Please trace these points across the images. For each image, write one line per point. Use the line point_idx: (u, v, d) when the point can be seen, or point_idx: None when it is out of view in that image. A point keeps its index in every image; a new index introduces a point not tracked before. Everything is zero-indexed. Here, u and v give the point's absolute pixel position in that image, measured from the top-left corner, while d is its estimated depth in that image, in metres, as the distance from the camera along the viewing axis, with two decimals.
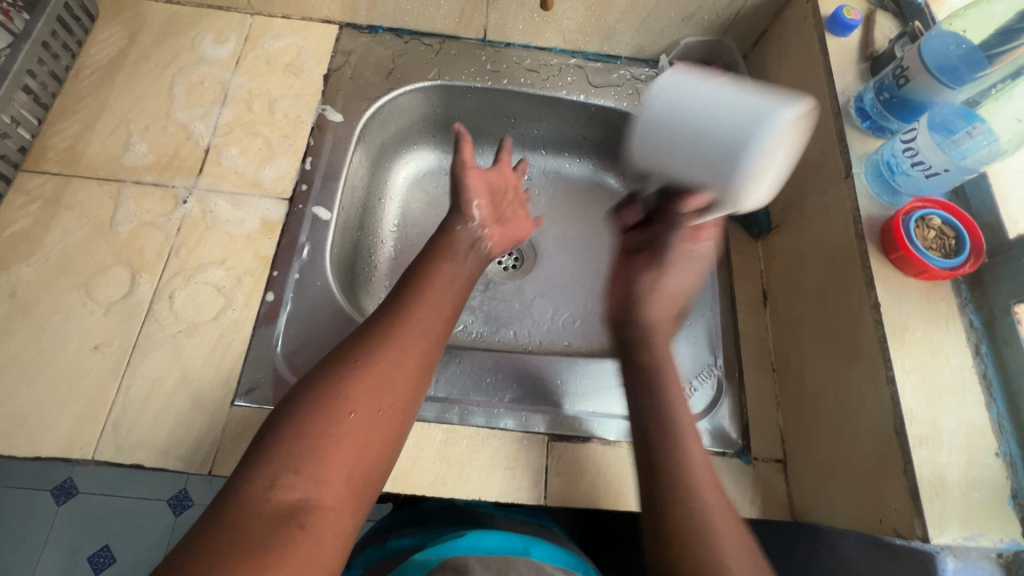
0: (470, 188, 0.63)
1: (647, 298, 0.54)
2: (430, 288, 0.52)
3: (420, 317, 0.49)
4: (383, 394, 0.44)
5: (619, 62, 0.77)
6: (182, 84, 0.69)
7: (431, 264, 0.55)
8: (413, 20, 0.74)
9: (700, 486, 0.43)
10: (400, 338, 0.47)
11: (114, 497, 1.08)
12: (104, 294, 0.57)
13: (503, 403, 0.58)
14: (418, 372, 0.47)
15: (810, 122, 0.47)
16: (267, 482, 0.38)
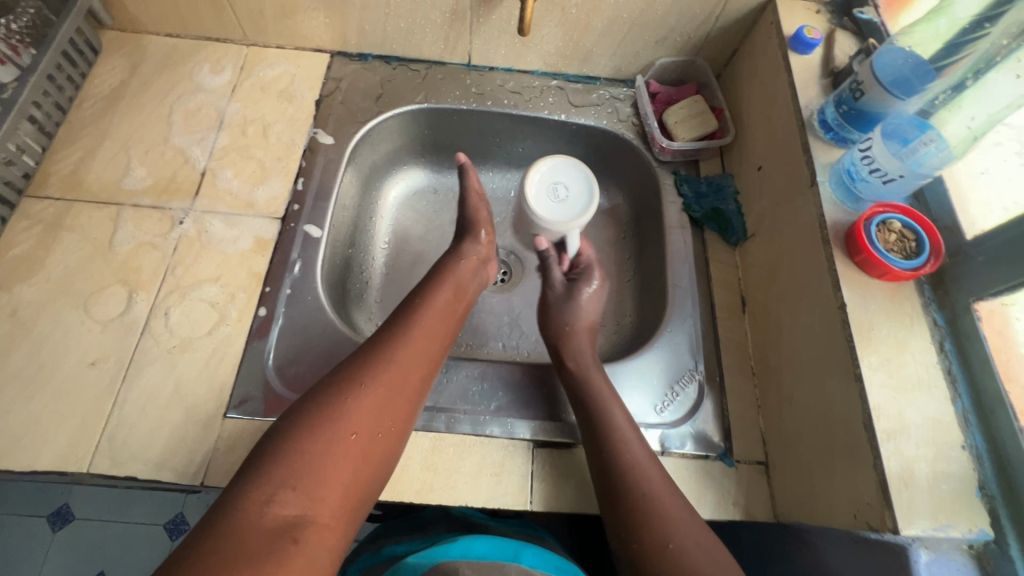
0: (476, 216, 0.71)
1: (558, 312, 0.68)
2: (427, 315, 0.57)
3: (419, 345, 0.54)
4: (382, 417, 0.48)
5: (598, 82, 0.81)
6: (180, 112, 0.72)
7: (431, 291, 0.60)
8: (399, 47, 0.77)
9: (644, 485, 0.51)
10: (400, 366, 0.51)
11: (110, 523, 1.08)
12: (102, 311, 0.59)
13: (489, 410, 0.60)
14: (414, 399, 0.52)
15: (584, 204, 0.69)
16: (264, 497, 0.41)
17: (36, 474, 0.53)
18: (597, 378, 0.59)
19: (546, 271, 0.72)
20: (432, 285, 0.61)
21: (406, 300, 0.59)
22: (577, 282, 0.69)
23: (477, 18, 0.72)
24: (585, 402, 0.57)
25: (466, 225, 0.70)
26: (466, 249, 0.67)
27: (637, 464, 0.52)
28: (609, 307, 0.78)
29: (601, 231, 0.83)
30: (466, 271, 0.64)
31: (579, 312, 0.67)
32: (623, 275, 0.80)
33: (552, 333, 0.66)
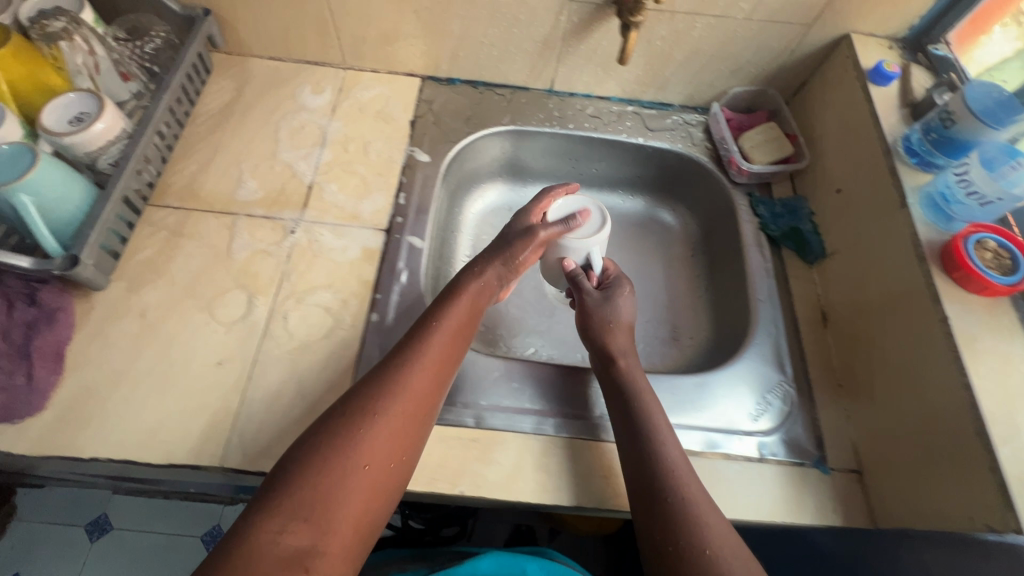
0: (521, 236, 0.65)
1: (601, 312, 0.65)
2: (445, 336, 0.56)
3: (432, 367, 0.54)
4: (392, 446, 0.49)
5: (671, 109, 0.85)
6: (286, 129, 0.77)
7: (446, 306, 0.58)
8: (487, 73, 0.82)
9: (682, 488, 0.51)
10: (412, 394, 0.51)
11: (147, 533, 1.08)
12: (225, 314, 0.63)
13: (593, 416, 0.62)
14: (425, 424, 0.52)
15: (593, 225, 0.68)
16: (276, 528, 0.42)
17: (167, 469, 0.55)
18: (639, 379, 0.60)
19: (578, 287, 0.68)
20: (449, 300, 0.59)
21: (421, 318, 0.57)
22: (612, 289, 0.68)
23: (566, 48, 0.77)
24: (631, 403, 0.58)
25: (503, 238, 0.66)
26: (489, 264, 0.63)
27: (673, 469, 0.53)
28: (682, 321, 0.81)
29: (669, 249, 0.87)
30: (481, 283, 0.61)
31: (619, 311, 0.66)
32: (695, 291, 0.83)
33: (594, 329, 0.65)
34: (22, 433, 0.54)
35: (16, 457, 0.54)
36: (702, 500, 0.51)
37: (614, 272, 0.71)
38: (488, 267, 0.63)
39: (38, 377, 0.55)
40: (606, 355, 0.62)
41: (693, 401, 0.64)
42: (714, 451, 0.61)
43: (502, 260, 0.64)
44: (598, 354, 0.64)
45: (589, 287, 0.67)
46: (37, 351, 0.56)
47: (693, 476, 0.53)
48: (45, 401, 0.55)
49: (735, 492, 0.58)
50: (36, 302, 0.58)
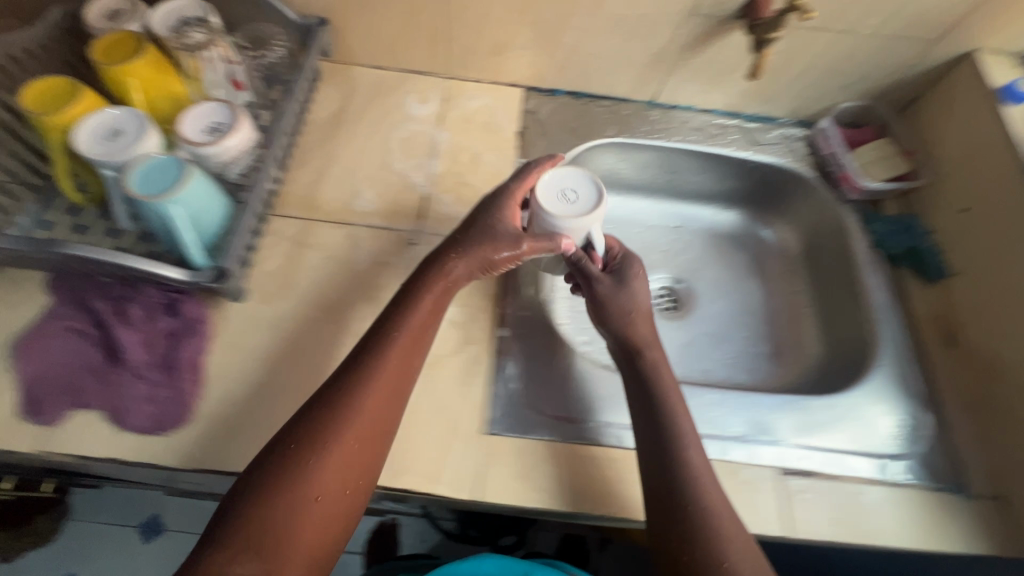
0: (502, 234, 0.60)
1: (616, 304, 0.63)
2: (405, 344, 0.54)
3: (387, 383, 0.51)
4: (347, 471, 0.47)
5: (774, 122, 0.85)
6: (396, 139, 0.76)
7: (408, 313, 0.55)
8: (593, 84, 0.82)
9: (699, 499, 0.50)
10: (370, 407, 0.50)
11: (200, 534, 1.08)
12: (356, 327, 0.62)
13: (729, 436, 0.62)
14: (384, 442, 0.50)
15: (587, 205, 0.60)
16: (227, 565, 0.42)
17: None
18: (665, 375, 0.59)
19: (585, 275, 0.65)
20: (410, 308, 0.55)
21: (377, 325, 0.55)
22: (623, 272, 0.65)
23: (680, 61, 0.76)
24: (658, 406, 0.56)
25: (479, 234, 0.60)
26: (460, 267, 0.59)
27: (690, 478, 0.52)
28: (783, 336, 0.82)
29: (764, 264, 0.88)
30: (445, 285, 0.58)
31: (636, 298, 0.64)
32: (796, 306, 0.83)
33: (613, 321, 0.63)
34: (171, 445, 0.54)
35: (166, 470, 0.53)
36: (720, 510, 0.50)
37: (619, 250, 0.67)
38: (457, 269, 0.59)
39: (183, 390, 0.56)
40: (630, 349, 0.61)
41: (825, 422, 0.64)
42: (852, 475, 0.60)
43: (480, 266, 0.60)
44: (619, 344, 0.62)
45: (597, 273, 0.64)
46: (181, 363, 0.57)
47: (712, 482, 0.52)
48: (190, 414, 0.56)
49: (880, 517, 0.58)
50: (178, 314, 0.59)
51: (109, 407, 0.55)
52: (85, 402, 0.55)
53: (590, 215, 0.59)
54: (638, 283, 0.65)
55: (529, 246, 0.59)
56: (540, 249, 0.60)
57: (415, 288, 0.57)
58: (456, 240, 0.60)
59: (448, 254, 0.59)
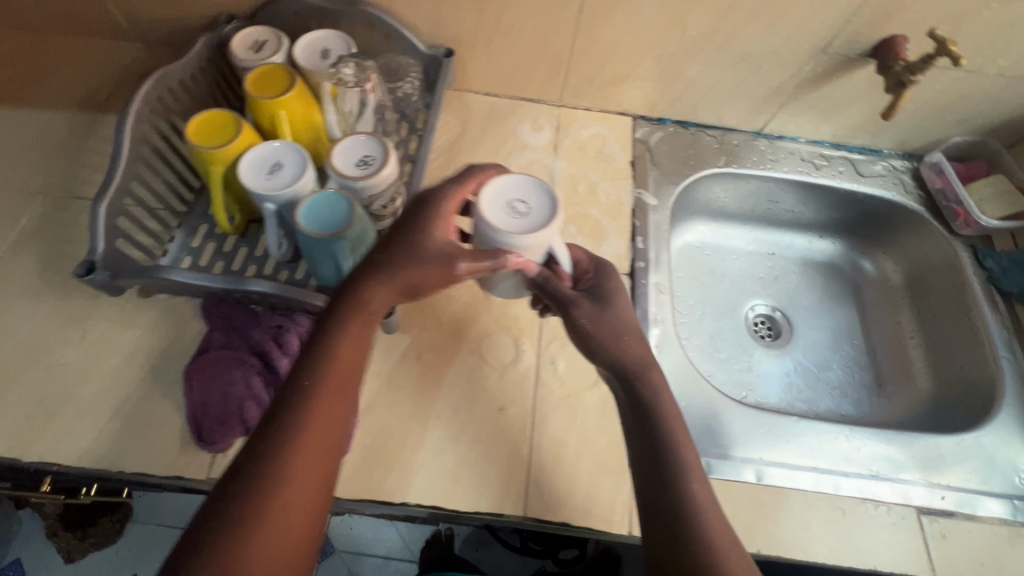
0: (430, 254, 0.50)
1: (604, 327, 0.54)
2: (331, 390, 0.46)
3: (317, 425, 0.44)
4: (283, 533, 0.40)
5: (879, 154, 0.85)
6: (515, 168, 0.78)
7: (326, 357, 0.47)
8: (702, 114, 0.83)
9: (704, 539, 0.44)
10: (302, 466, 0.42)
11: None
12: (497, 358, 0.64)
13: (866, 473, 0.62)
14: (325, 491, 0.43)
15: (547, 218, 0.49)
16: None
17: (469, 517, 0.57)
18: (669, 402, 0.51)
19: (554, 295, 0.54)
20: (329, 350, 0.47)
21: (293, 373, 0.47)
22: (600, 290, 0.57)
23: (797, 95, 0.77)
24: (656, 428, 0.50)
25: (404, 253, 0.51)
26: (380, 295, 0.50)
27: (695, 521, 0.45)
28: (888, 368, 0.83)
29: (862, 294, 0.89)
30: (366, 317, 0.50)
31: (623, 316, 0.55)
32: (900, 338, 0.84)
33: (599, 346, 0.54)
34: None
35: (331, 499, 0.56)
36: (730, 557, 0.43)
37: (586, 260, 0.59)
38: (376, 298, 0.50)
39: None
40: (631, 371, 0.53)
41: (958, 460, 0.64)
42: (991, 516, 0.61)
43: (403, 292, 0.51)
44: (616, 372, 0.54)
45: (570, 291, 0.54)
46: None
47: (725, 528, 0.45)
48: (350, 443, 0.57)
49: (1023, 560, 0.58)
50: None
51: None
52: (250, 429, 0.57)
53: (543, 230, 0.48)
54: (620, 299, 0.56)
55: (464, 265, 0.50)
56: (478, 270, 0.50)
57: (330, 326, 0.49)
58: (379, 262, 0.51)
59: (366, 282, 0.50)
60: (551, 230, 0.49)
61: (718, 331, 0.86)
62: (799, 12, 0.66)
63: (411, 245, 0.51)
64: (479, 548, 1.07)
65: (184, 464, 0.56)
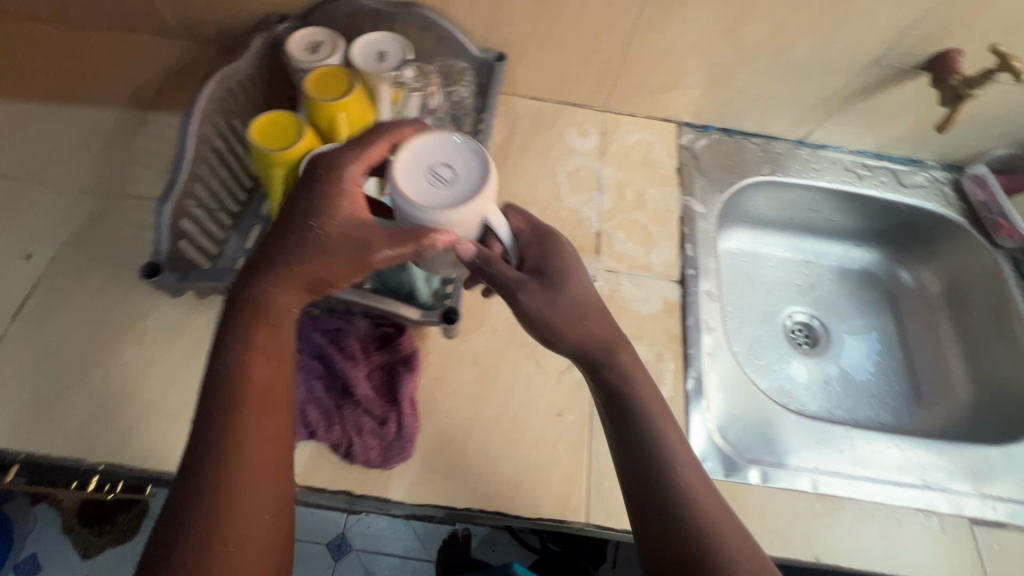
0: (340, 244, 0.46)
1: (557, 304, 0.49)
2: (253, 411, 0.43)
3: (258, 414, 0.43)
4: (258, 515, 0.41)
5: (920, 165, 0.86)
6: (563, 173, 0.78)
7: (236, 380, 0.43)
8: (748, 123, 0.83)
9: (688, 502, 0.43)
10: (243, 495, 0.40)
11: None
12: (552, 363, 0.64)
13: (919, 483, 0.63)
14: (284, 468, 0.44)
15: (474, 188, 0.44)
16: None
17: (530, 523, 0.57)
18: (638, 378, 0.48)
19: (494, 276, 0.48)
20: (239, 371, 0.43)
21: (205, 402, 0.43)
22: (549, 260, 0.51)
23: (845, 106, 0.78)
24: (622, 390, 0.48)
25: (308, 248, 0.45)
26: (283, 299, 0.46)
27: (684, 495, 0.43)
28: (927, 378, 0.83)
29: (898, 304, 0.90)
30: (275, 325, 0.46)
31: (576, 287, 0.50)
32: (939, 347, 0.85)
33: (552, 325, 0.49)
34: (398, 480, 0.56)
35: (395, 503, 0.56)
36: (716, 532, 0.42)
37: (530, 229, 0.53)
38: (281, 302, 0.46)
39: (406, 424, 0.57)
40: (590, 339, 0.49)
41: (1008, 471, 0.65)
42: None
43: (310, 287, 0.47)
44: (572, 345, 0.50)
45: (513, 271, 0.48)
46: (402, 397, 0.58)
47: (712, 500, 0.44)
48: (412, 447, 0.57)
49: None
50: (391, 348, 0.60)
51: (337, 440, 0.56)
52: (312, 432, 0.56)
53: (470, 202, 0.44)
54: (574, 269, 0.51)
55: (376, 251, 0.45)
56: (400, 254, 0.45)
57: (234, 345, 0.44)
58: (274, 261, 0.46)
59: (266, 288, 0.46)
60: (478, 201, 0.44)
61: (758, 338, 0.86)
62: (857, 26, 0.66)
63: (313, 237, 0.46)
64: (495, 548, 1.10)
65: None
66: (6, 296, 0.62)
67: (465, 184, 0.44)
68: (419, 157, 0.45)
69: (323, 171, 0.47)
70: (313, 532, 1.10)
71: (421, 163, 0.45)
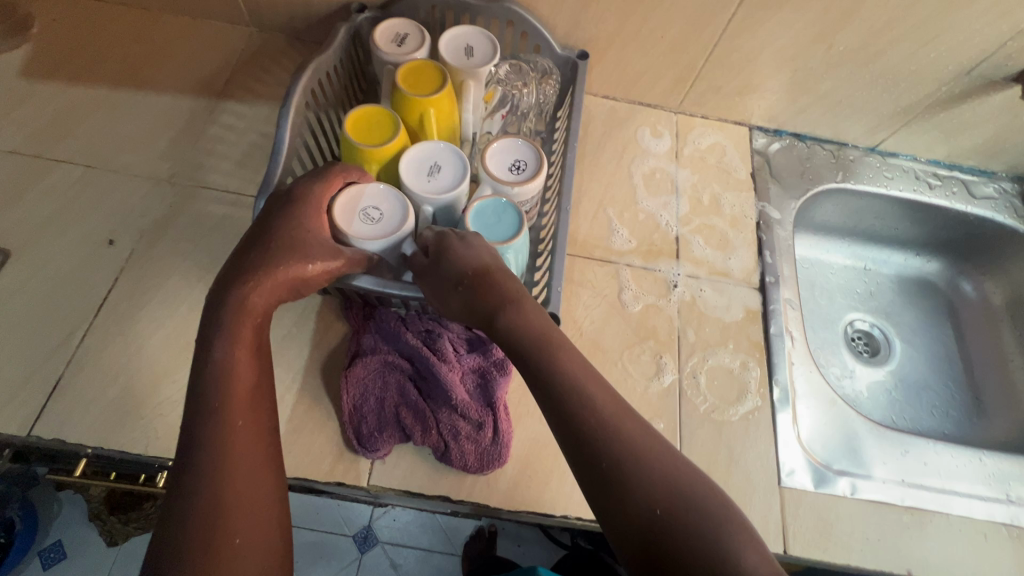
0: (315, 255, 0.49)
1: (448, 252, 0.50)
2: (234, 399, 0.44)
3: (239, 404, 0.44)
4: (253, 493, 0.42)
5: (990, 176, 0.86)
6: (639, 175, 0.77)
7: (221, 376, 0.44)
8: (822, 129, 0.82)
9: (586, 406, 0.42)
10: (240, 477, 0.42)
11: (301, 530, 1.08)
12: (640, 370, 0.64)
13: (1004, 498, 0.63)
14: (270, 451, 0.45)
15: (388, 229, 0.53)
16: None
17: None
18: (521, 305, 0.48)
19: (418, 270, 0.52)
20: (227, 368, 0.45)
21: (190, 402, 0.44)
22: (442, 241, 0.51)
23: (925, 115, 0.77)
24: (512, 306, 0.48)
25: (286, 251, 0.48)
26: (261, 297, 0.47)
27: (579, 400, 0.43)
28: (994, 391, 0.83)
29: (960, 315, 0.90)
30: (254, 325, 0.47)
31: (456, 247, 0.50)
32: (1004, 359, 0.85)
33: (446, 267, 0.50)
34: (494, 485, 0.56)
35: (490, 510, 0.55)
36: (637, 444, 0.41)
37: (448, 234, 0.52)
38: (257, 300, 0.47)
39: (501, 430, 0.56)
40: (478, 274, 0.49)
41: None
42: None
43: (290, 289, 0.49)
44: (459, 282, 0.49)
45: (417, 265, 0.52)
46: (497, 402, 0.57)
47: (619, 408, 0.43)
48: (508, 453, 0.56)
49: None
50: (483, 351, 0.59)
51: (434, 444, 0.55)
52: (407, 435, 0.56)
53: (384, 238, 0.53)
54: (450, 239, 0.51)
55: (347, 264, 0.51)
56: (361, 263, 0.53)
57: (217, 344, 0.45)
58: (256, 264, 0.48)
59: (244, 290, 0.47)
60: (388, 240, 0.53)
61: (820, 345, 0.86)
62: (953, 33, 0.66)
63: (285, 250, 0.48)
64: (519, 543, 1.09)
65: (343, 470, 0.55)
66: (89, 287, 0.61)
67: (385, 226, 0.53)
68: (358, 197, 0.55)
69: (287, 193, 0.52)
70: (338, 526, 1.09)
71: (356, 202, 0.54)
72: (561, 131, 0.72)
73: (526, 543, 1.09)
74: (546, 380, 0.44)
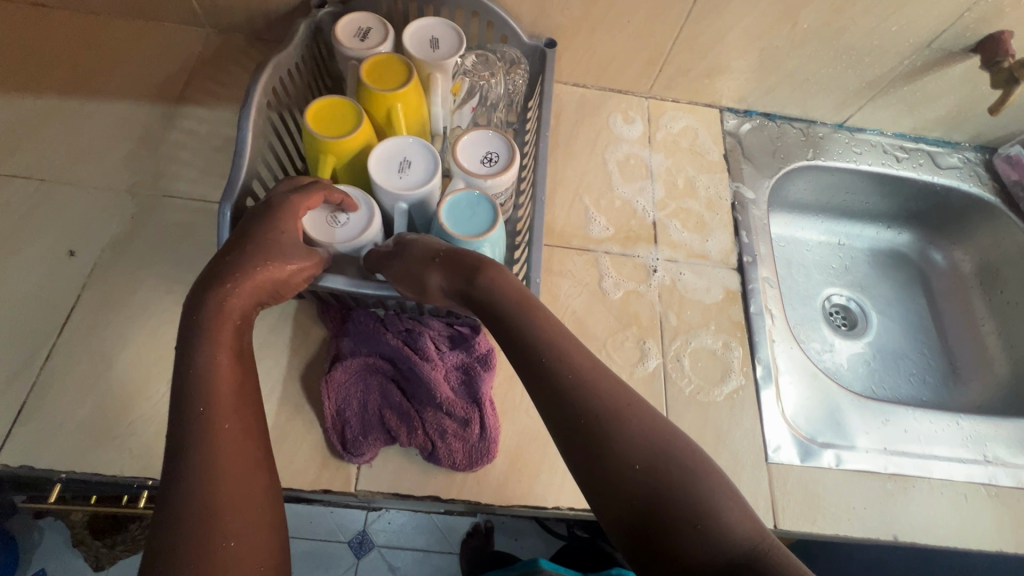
0: (292, 255, 0.49)
1: (416, 244, 0.50)
2: (219, 401, 0.43)
3: (225, 406, 0.43)
4: (245, 494, 0.41)
5: (954, 146, 0.87)
6: (614, 162, 0.77)
7: (205, 380, 0.43)
8: (791, 107, 0.83)
9: (566, 377, 0.42)
10: (231, 479, 0.41)
11: (295, 539, 1.06)
12: (624, 357, 0.64)
13: (981, 458, 0.65)
14: (260, 452, 0.44)
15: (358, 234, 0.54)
16: None
17: None
18: (495, 282, 0.47)
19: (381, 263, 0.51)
20: (210, 371, 0.43)
21: (174, 408, 0.42)
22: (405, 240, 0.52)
23: (890, 89, 0.78)
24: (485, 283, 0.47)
25: (261, 252, 0.47)
26: (240, 299, 0.46)
27: (559, 370, 0.42)
28: (967, 356, 0.85)
29: (932, 284, 0.92)
30: (235, 328, 0.46)
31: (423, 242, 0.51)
32: (976, 323, 0.87)
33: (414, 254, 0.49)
34: (484, 481, 0.55)
35: (482, 506, 0.55)
36: (613, 405, 0.40)
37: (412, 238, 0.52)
38: (236, 302, 0.46)
39: (490, 425, 0.56)
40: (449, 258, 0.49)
41: None
42: None
43: (269, 291, 0.49)
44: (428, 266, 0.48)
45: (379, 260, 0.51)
46: (484, 398, 0.56)
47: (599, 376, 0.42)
48: (497, 448, 0.56)
49: None
50: (466, 347, 0.58)
51: (420, 444, 0.54)
52: (394, 437, 0.55)
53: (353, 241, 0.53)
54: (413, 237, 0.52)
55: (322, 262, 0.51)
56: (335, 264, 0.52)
57: (199, 347, 0.44)
58: (232, 267, 0.47)
59: (223, 292, 0.46)
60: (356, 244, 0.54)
61: (800, 320, 0.87)
62: (912, 7, 0.67)
63: (261, 252, 0.47)
64: (516, 537, 1.08)
65: (329, 477, 0.54)
66: (53, 306, 0.58)
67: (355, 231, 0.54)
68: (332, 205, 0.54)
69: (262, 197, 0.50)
70: (332, 533, 1.08)
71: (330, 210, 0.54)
72: (532, 120, 0.71)
73: (524, 536, 1.09)
74: (526, 351, 0.44)
